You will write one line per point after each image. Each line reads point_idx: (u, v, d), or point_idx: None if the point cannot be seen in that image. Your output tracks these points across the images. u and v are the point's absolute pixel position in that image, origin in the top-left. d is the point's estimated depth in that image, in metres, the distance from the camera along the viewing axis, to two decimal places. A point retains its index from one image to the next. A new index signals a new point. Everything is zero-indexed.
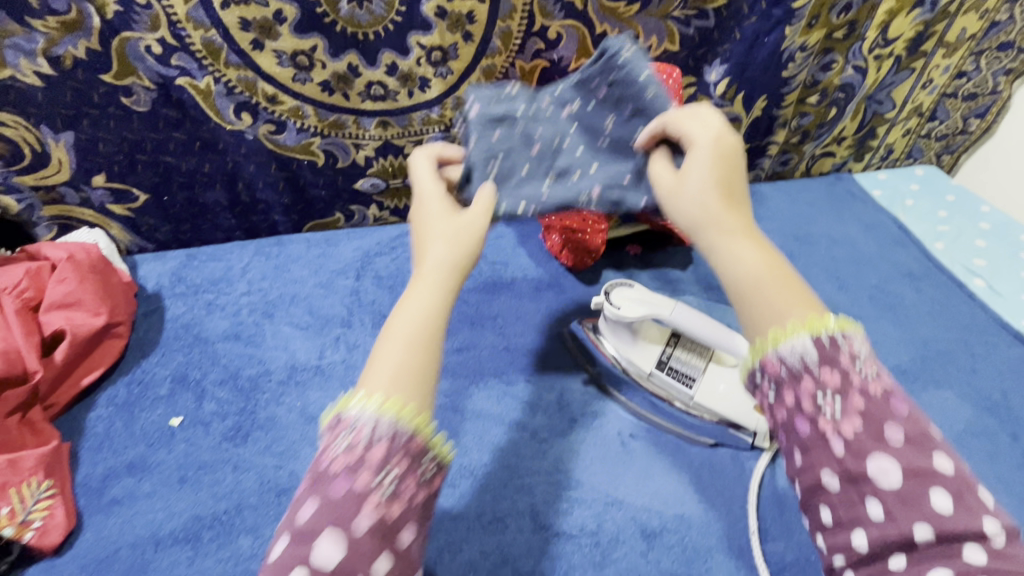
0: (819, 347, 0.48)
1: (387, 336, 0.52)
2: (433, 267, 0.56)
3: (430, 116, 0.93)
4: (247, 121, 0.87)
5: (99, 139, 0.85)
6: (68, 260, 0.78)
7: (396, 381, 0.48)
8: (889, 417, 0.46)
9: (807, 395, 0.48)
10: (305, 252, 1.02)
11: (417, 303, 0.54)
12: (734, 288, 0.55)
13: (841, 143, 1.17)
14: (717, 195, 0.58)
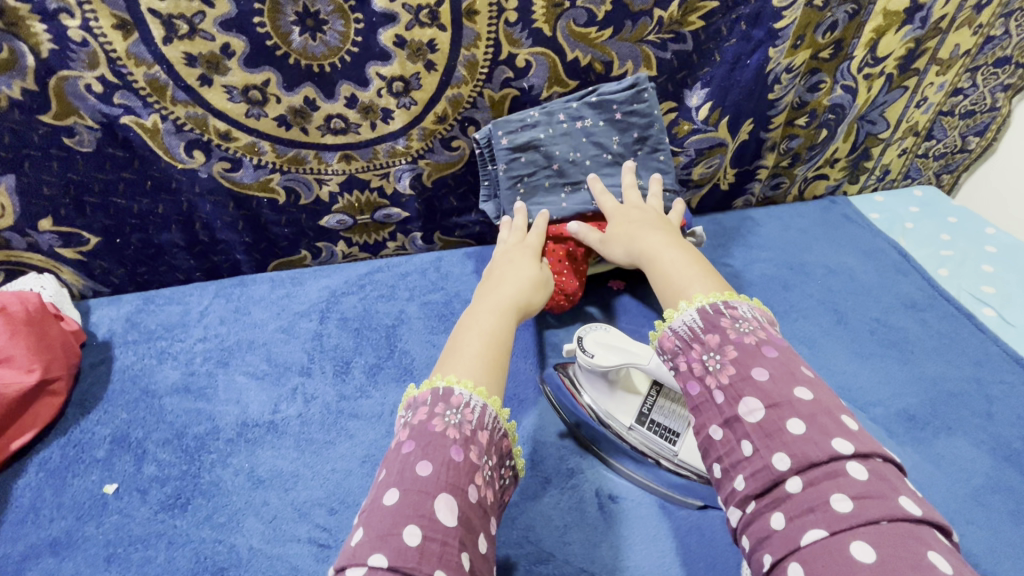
0: (705, 315, 0.52)
1: (469, 336, 0.59)
2: (505, 298, 0.66)
3: (396, 148, 0.88)
4: (200, 159, 0.83)
5: (43, 181, 0.81)
6: (1, 313, 0.72)
7: (481, 371, 0.54)
8: (787, 402, 0.45)
9: (700, 365, 0.50)
10: (268, 292, 0.96)
11: (488, 317, 0.62)
12: (659, 285, 0.62)
13: (834, 164, 1.11)
14: (641, 234, 0.71)
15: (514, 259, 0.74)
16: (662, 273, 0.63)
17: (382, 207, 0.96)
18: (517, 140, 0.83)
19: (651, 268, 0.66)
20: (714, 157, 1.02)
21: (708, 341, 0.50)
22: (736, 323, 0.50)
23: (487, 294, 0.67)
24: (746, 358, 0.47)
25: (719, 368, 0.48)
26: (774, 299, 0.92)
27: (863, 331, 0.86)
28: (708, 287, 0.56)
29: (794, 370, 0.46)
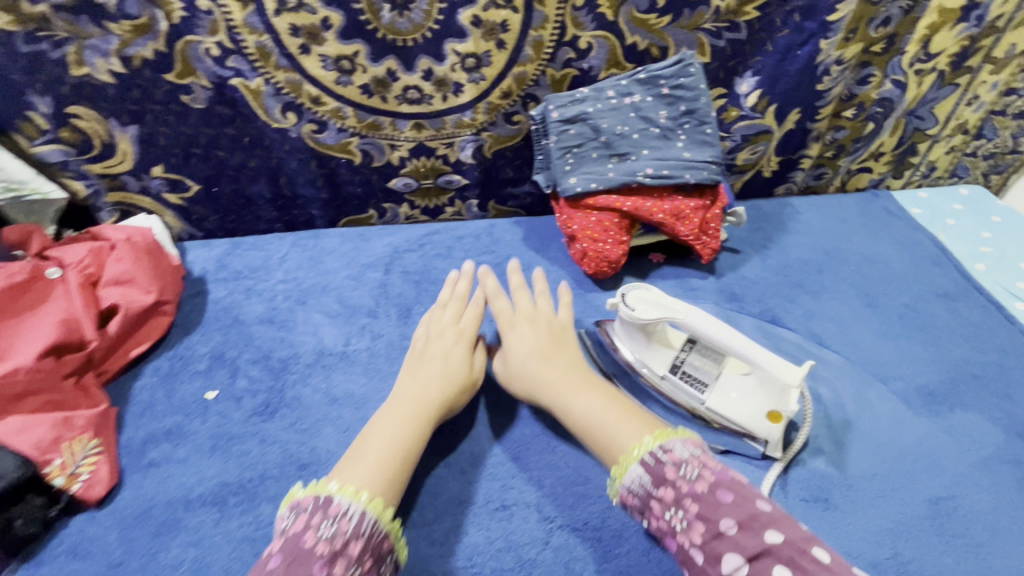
0: (647, 468, 0.58)
1: (372, 450, 0.64)
2: (405, 407, 0.69)
3: (463, 119, 0.97)
4: (292, 120, 0.93)
5: (160, 133, 0.93)
6: (127, 241, 0.85)
7: (378, 483, 0.61)
8: (764, 547, 0.50)
9: (662, 518, 0.56)
10: (339, 245, 1.07)
11: (394, 430, 0.67)
12: (581, 427, 0.67)
13: (879, 158, 1.14)
14: (535, 358, 0.74)
15: (445, 350, 0.77)
16: (582, 421, 0.67)
17: (444, 173, 1.05)
18: (568, 113, 0.89)
19: (566, 417, 0.69)
20: (759, 144, 1.07)
21: (662, 497, 0.56)
22: (681, 471, 0.56)
23: (409, 390, 0.72)
24: (710, 510, 0.53)
25: (687, 526, 0.54)
26: (807, 280, 0.97)
27: (892, 314, 0.90)
28: (638, 433, 0.62)
29: (753, 512, 0.52)
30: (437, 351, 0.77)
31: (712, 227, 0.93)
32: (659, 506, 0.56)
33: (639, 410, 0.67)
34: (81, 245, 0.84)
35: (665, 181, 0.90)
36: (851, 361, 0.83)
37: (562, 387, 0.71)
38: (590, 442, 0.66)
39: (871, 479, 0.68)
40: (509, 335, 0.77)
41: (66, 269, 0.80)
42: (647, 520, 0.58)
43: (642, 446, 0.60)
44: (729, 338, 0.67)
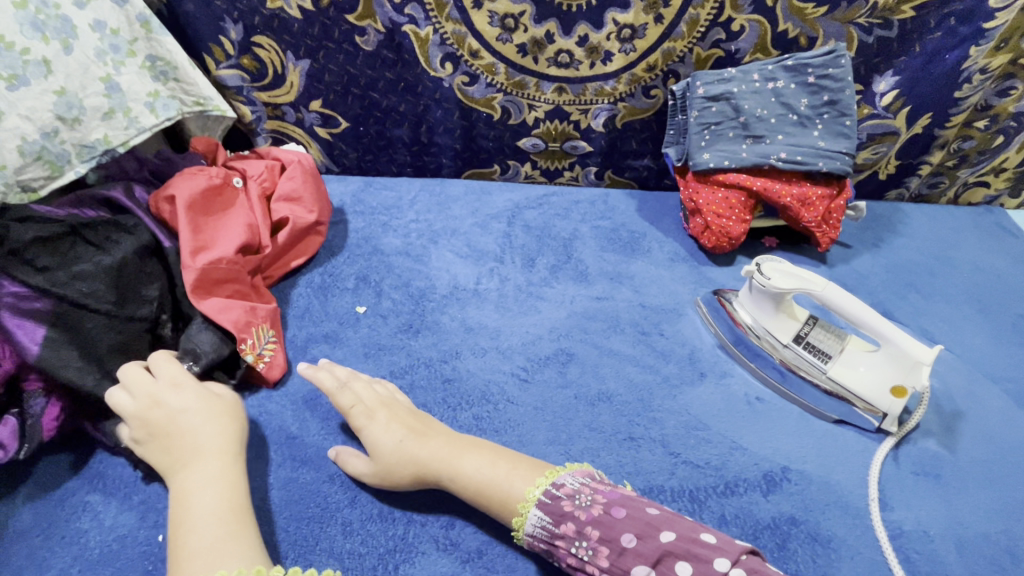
0: (545, 507, 0.61)
1: (198, 524, 0.57)
2: (188, 466, 0.62)
3: (604, 88, 1.02)
4: (448, 70, 1.01)
5: (327, 70, 1.02)
6: (298, 163, 0.95)
7: (232, 545, 0.56)
8: (662, 547, 0.55)
9: (570, 553, 0.59)
10: (464, 195, 1.14)
11: (210, 493, 0.60)
12: (481, 500, 0.64)
13: (1000, 174, 1.14)
14: (408, 437, 0.68)
15: (173, 374, 0.68)
16: (470, 482, 0.65)
17: (572, 138, 1.10)
18: (713, 91, 0.94)
19: (457, 485, 0.65)
20: (883, 145, 1.08)
21: (565, 533, 0.59)
22: (572, 501, 0.60)
23: (180, 440, 0.64)
24: (607, 533, 0.57)
25: (592, 552, 0.57)
26: (918, 281, 0.99)
27: (1005, 323, 0.92)
28: (528, 476, 0.64)
29: (646, 519, 0.57)
30: (189, 396, 0.67)
31: (833, 217, 0.97)
32: (565, 543, 0.59)
33: (500, 454, 0.67)
34: (259, 162, 0.94)
35: (797, 166, 0.94)
36: (963, 360, 0.85)
37: (435, 460, 0.66)
38: (494, 511, 0.64)
39: (982, 465, 0.72)
40: (368, 428, 0.69)
41: (249, 181, 0.90)
42: (555, 552, 0.61)
43: (536, 492, 0.62)
44: (865, 313, 0.71)
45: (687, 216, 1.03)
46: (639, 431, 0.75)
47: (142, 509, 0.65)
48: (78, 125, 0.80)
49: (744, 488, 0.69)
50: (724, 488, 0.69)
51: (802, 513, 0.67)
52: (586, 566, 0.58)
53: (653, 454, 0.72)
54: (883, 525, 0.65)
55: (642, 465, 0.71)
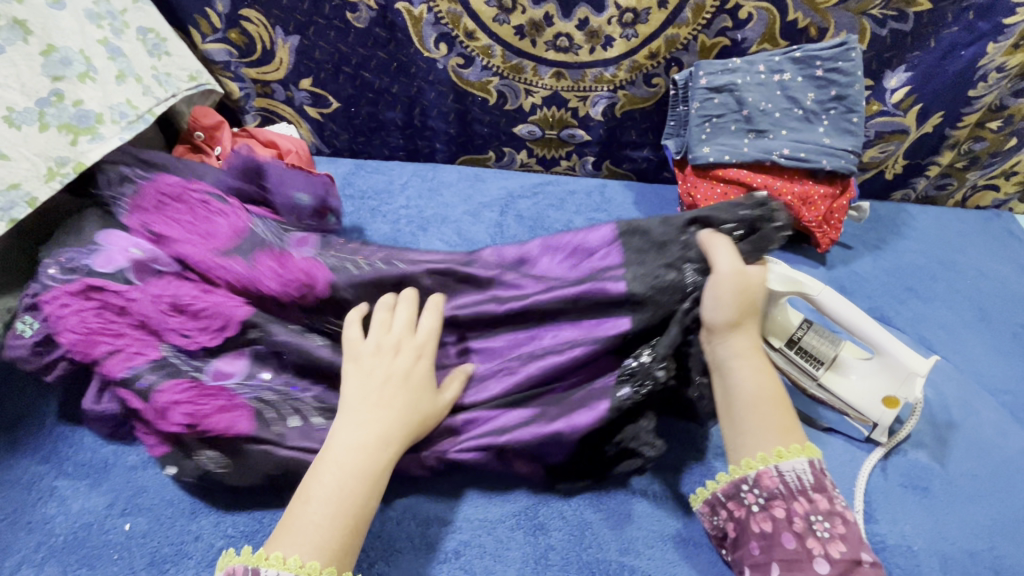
0: (812, 475, 0.57)
1: (313, 511, 0.53)
2: (367, 451, 0.56)
3: (603, 75, 0.98)
4: (442, 51, 0.97)
5: (317, 47, 0.98)
6: (296, 154, 0.95)
7: (330, 545, 0.52)
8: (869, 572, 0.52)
9: (796, 512, 0.56)
10: (457, 181, 1.11)
11: (335, 482, 0.54)
12: (739, 399, 0.59)
13: (1010, 177, 1.10)
14: (743, 311, 0.61)
15: (381, 367, 0.61)
16: (762, 391, 0.59)
17: (570, 126, 1.07)
18: (715, 82, 0.90)
19: (755, 407, 0.59)
20: (891, 143, 1.04)
21: (816, 502, 0.56)
22: (837, 494, 0.57)
23: (356, 422, 0.58)
24: (853, 537, 0.54)
25: (828, 537, 0.54)
26: (920, 285, 0.96)
27: (1006, 331, 0.90)
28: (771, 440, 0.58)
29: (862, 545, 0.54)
30: (379, 377, 0.61)
31: (835, 217, 0.94)
32: (803, 505, 0.56)
33: (788, 400, 0.61)
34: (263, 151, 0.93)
35: (799, 164, 0.91)
36: (959, 369, 0.83)
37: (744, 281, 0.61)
38: (732, 417, 0.59)
39: (972, 478, 0.70)
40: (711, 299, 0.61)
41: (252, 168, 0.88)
42: (754, 492, 0.58)
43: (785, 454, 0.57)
44: (861, 320, 0.69)
45: (685, 212, 1.00)
46: None
47: (111, 495, 0.64)
48: (87, 81, 0.78)
49: None
50: None
51: None
52: (807, 537, 0.54)
53: None
54: (867, 537, 0.64)
55: None
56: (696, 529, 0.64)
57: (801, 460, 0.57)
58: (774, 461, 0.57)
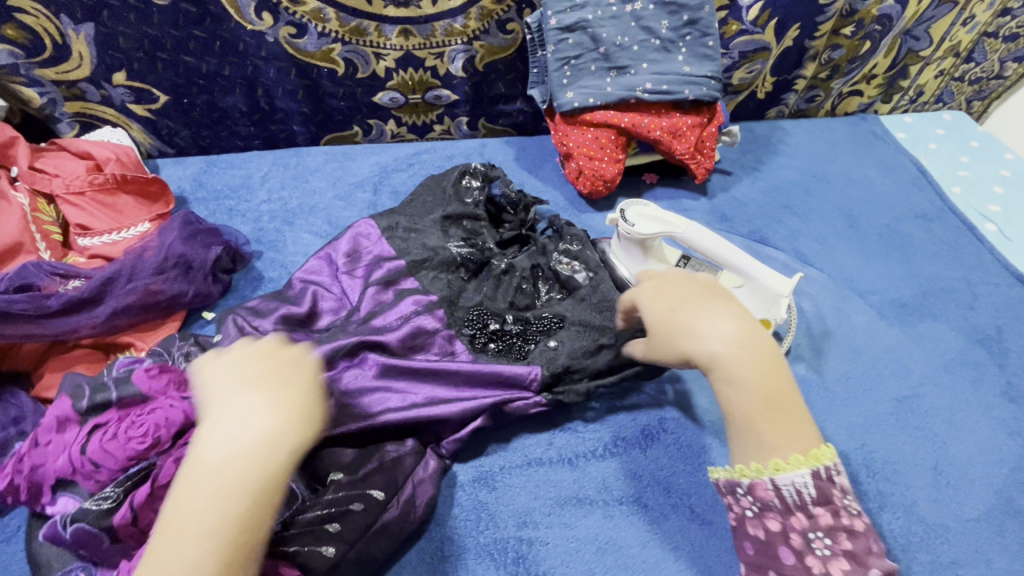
0: (816, 485, 0.50)
1: (183, 522, 0.44)
2: (241, 467, 0.46)
3: (453, 26, 0.91)
4: (267, 21, 0.87)
5: (120, 34, 0.85)
6: (116, 160, 0.81)
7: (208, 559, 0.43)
8: (868, 560, 0.48)
9: (794, 528, 0.50)
10: (323, 164, 1.02)
11: (200, 501, 0.45)
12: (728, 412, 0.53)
13: (871, 80, 1.13)
14: (696, 305, 0.57)
15: (251, 406, 0.48)
16: (743, 403, 0.52)
17: (433, 87, 0.99)
18: (566, 21, 0.85)
19: (730, 407, 0.53)
20: (756, 62, 1.04)
21: (816, 516, 0.50)
22: (844, 500, 0.50)
23: (204, 446, 0.47)
24: (861, 552, 0.49)
25: (829, 556, 0.49)
26: (795, 202, 0.98)
27: (873, 234, 0.93)
28: (788, 448, 0.51)
29: (868, 550, 0.49)
30: (278, 386, 0.50)
31: (706, 145, 0.93)
32: (800, 521, 0.50)
33: (791, 400, 0.52)
34: (69, 164, 0.80)
35: (662, 97, 0.88)
36: (832, 278, 0.86)
37: (671, 322, 0.57)
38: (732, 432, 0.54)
39: (844, 382, 0.73)
40: (661, 291, 0.60)
41: (67, 188, 0.77)
42: (749, 499, 0.52)
43: (814, 461, 0.50)
44: (725, 250, 0.69)
45: (562, 162, 0.96)
46: None
47: None
48: None
49: (622, 448, 0.66)
50: (604, 449, 0.66)
51: (680, 463, 0.66)
52: (806, 554, 0.49)
53: (530, 424, 0.68)
54: None
55: (519, 440, 0.66)
56: (590, 487, 0.63)
57: (802, 473, 0.50)
58: (769, 474, 0.51)
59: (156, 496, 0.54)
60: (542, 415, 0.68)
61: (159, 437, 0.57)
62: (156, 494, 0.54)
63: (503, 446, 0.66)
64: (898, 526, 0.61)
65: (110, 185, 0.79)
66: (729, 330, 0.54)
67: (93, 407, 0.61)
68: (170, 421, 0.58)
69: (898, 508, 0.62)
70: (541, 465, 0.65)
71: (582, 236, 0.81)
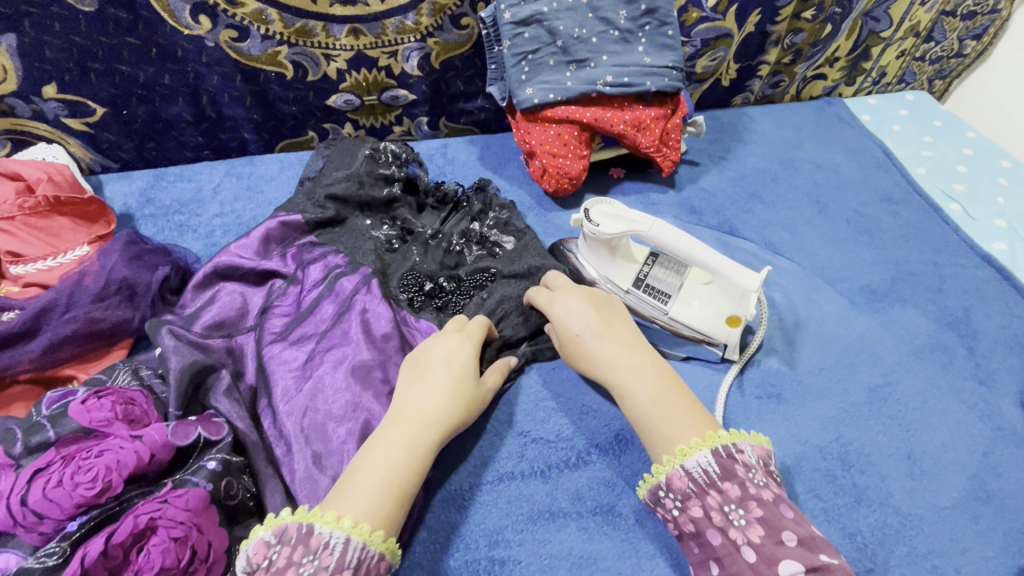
0: (718, 460, 0.51)
1: (365, 483, 0.51)
2: (424, 426, 0.56)
3: (405, 24, 0.87)
4: (206, 25, 0.82)
5: (45, 44, 0.79)
6: (48, 181, 0.75)
7: (381, 511, 0.50)
8: (783, 521, 0.48)
9: (713, 508, 0.50)
10: (278, 172, 0.97)
11: (388, 454, 0.53)
12: (632, 416, 0.58)
13: (834, 64, 1.13)
14: (590, 324, 0.64)
15: (453, 356, 0.62)
16: (641, 405, 0.57)
17: (389, 88, 0.95)
18: (520, 14, 0.82)
19: (632, 413, 0.58)
20: (719, 50, 1.02)
21: (726, 491, 0.50)
22: (748, 472, 0.51)
23: (409, 405, 0.57)
24: (773, 518, 0.49)
25: (746, 524, 0.49)
26: (763, 190, 0.97)
27: (841, 220, 0.93)
28: (687, 431, 0.54)
29: (779, 513, 0.49)
30: (438, 382, 0.59)
31: (671, 137, 0.91)
32: (716, 499, 0.50)
33: (683, 395, 0.58)
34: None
35: (624, 90, 0.86)
36: (802, 267, 0.85)
37: (572, 345, 0.64)
38: (641, 435, 0.57)
39: (818, 373, 0.72)
40: (554, 309, 0.67)
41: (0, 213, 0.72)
42: (671, 496, 0.53)
43: (712, 441, 0.52)
44: (692, 248, 0.67)
45: (526, 161, 0.93)
46: (485, 415, 0.67)
47: None
48: None
49: (596, 455, 0.65)
50: (577, 458, 0.65)
51: (655, 467, 0.64)
52: (728, 529, 0.49)
53: (500, 437, 0.65)
54: None
55: (489, 454, 0.64)
56: (564, 500, 0.61)
57: (704, 454, 0.52)
58: (678, 462, 0.52)
59: (110, 556, 0.45)
60: (514, 426, 0.66)
61: (109, 481, 0.48)
62: (112, 552, 0.45)
63: (472, 462, 0.63)
64: (875, 519, 0.61)
65: (47, 207, 0.75)
66: (618, 349, 0.62)
67: (29, 451, 0.51)
68: (121, 462, 0.49)
69: (875, 501, 0.62)
70: (514, 479, 0.62)
71: (508, 202, 0.84)
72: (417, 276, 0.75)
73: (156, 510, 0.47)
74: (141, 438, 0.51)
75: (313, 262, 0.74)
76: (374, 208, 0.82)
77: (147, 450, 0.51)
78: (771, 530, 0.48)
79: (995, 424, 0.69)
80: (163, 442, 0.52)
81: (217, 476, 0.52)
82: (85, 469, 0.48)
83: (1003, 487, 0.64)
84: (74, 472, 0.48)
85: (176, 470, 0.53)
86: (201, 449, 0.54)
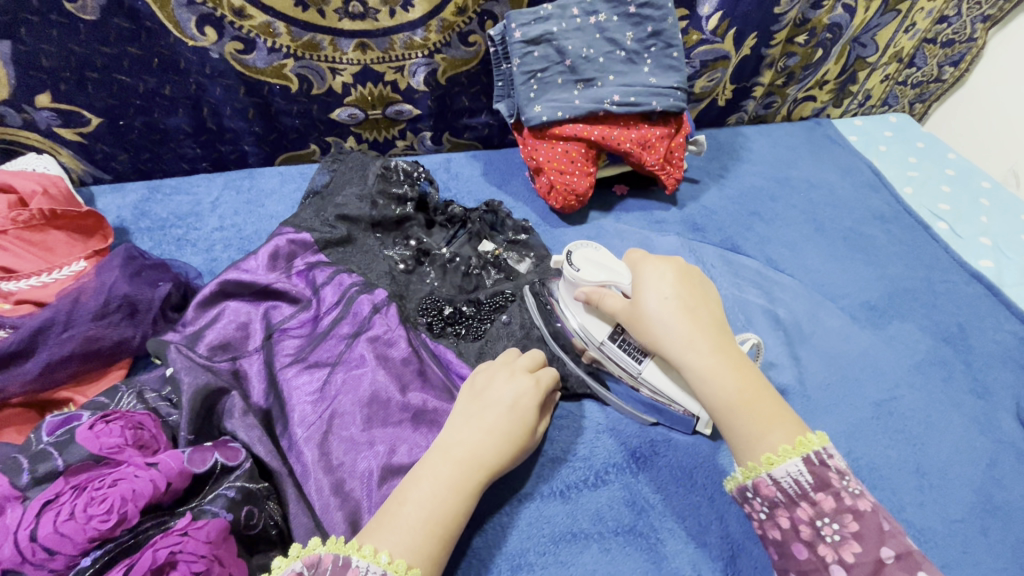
0: (810, 470, 0.52)
1: (407, 514, 0.50)
2: (470, 467, 0.55)
3: (413, 39, 0.87)
4: (211, 37, 0.80)
5: (41, 52, 0.76)
6: (43, 194, 0.72)
7: (423, 548, 0.49)
8: (879, 538, 0.49)
9: (800, 519, 0.51)
10: (278, 186, 0.95)
11: (437, 491, 0.52)
12: (713, 409, 0.57)
13: (823, 86, 1.17)
14: (675, 306, 0.61)
15: (517, 398, 0.61)
16: (730, 396, 0.56)
17: (394, 102, 0.95)
18: (530, 33, 0.83)
19: (722, 410, 0.57)
20: (716, 71, 1.04)
21: (818, 503, 0.51)
22: (843, 481, 0.51)
23: (459, 440, 0.56)
24: (868, 532, 0.49)
25: (839, 540, 0.49)
26: (762, 208, 0.99)
27: (837, 237, 0.96)
28: (779, 434, 0.54)
29: (880, 530, 0.49)
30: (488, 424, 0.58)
31: (675, 156, 0.94)
32: (806, 512, 0.51)
33: (764, 389, 0.57)
34: None
35: (630, 109, 0.87)
36: (804, 284, 0.87)
37: (645, 321, 0.61)
38: (724, 431, 0.57)
39: (826, 389, 0.73)
40: (646, 280, 0.63)
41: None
42: (758, 499, 0.55)
43: (805, 446, 0.53)
44: None
45: (533, 178, 0.94)
46: None
47: None
48: None
49: (614, 474, 0.65)
50: (595, 478, 0.64)
51: (672, 485, 0.64)
52: (817, 544, 0.50)
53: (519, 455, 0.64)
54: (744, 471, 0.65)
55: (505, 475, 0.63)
56: (584, 520, 0.61)
57: (795, 462, 0.52)
58: (767, 470, 0.53)
59: None
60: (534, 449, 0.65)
61: (124, 511, 0.45)
62: None
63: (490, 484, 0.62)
64: None
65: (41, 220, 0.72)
66: (697, 334, 0.59)
67: (36, 481, 0.48)
68: (137, 492, 0.46)
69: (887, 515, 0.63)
70: (532, 500, 0.62)
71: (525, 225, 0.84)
72: (436, 299, 0.74)
73: (176, 544, 0.45)
74: (156, 465, 0.49)
75: (326, 283, 0.73)
76: (387, 226, 0.81)
77: (164, 479, 0.49)
78: (866, 544, 0.49)
79: (995, 436, 0.72)
80: (178, 469, 0.50)
81: (235, 504, 0.50)
82: (101, 498, 0.45)
83: (1006, 498, 0.66)
84: (89, 503, 0.45)
85: (190, 499, 0.51)
86: (217, 476, 0.53)
